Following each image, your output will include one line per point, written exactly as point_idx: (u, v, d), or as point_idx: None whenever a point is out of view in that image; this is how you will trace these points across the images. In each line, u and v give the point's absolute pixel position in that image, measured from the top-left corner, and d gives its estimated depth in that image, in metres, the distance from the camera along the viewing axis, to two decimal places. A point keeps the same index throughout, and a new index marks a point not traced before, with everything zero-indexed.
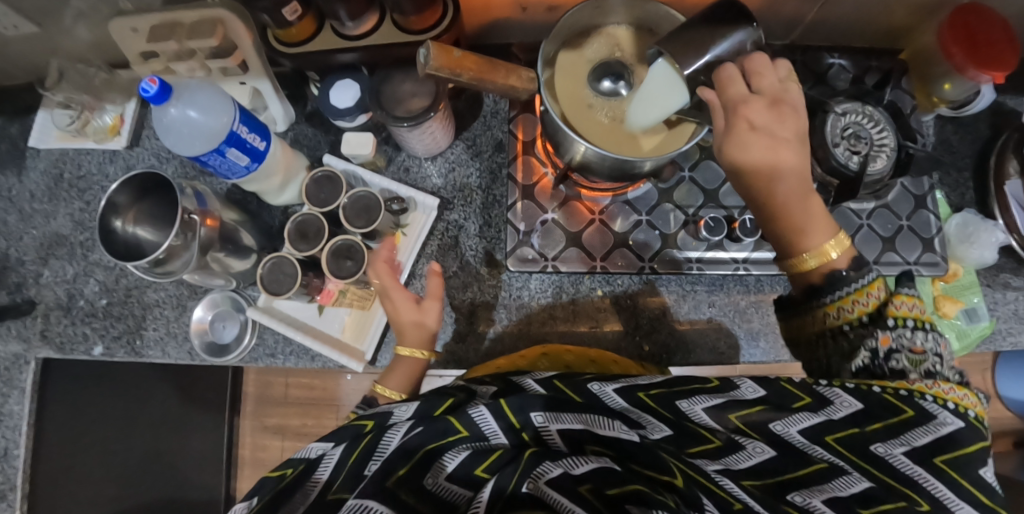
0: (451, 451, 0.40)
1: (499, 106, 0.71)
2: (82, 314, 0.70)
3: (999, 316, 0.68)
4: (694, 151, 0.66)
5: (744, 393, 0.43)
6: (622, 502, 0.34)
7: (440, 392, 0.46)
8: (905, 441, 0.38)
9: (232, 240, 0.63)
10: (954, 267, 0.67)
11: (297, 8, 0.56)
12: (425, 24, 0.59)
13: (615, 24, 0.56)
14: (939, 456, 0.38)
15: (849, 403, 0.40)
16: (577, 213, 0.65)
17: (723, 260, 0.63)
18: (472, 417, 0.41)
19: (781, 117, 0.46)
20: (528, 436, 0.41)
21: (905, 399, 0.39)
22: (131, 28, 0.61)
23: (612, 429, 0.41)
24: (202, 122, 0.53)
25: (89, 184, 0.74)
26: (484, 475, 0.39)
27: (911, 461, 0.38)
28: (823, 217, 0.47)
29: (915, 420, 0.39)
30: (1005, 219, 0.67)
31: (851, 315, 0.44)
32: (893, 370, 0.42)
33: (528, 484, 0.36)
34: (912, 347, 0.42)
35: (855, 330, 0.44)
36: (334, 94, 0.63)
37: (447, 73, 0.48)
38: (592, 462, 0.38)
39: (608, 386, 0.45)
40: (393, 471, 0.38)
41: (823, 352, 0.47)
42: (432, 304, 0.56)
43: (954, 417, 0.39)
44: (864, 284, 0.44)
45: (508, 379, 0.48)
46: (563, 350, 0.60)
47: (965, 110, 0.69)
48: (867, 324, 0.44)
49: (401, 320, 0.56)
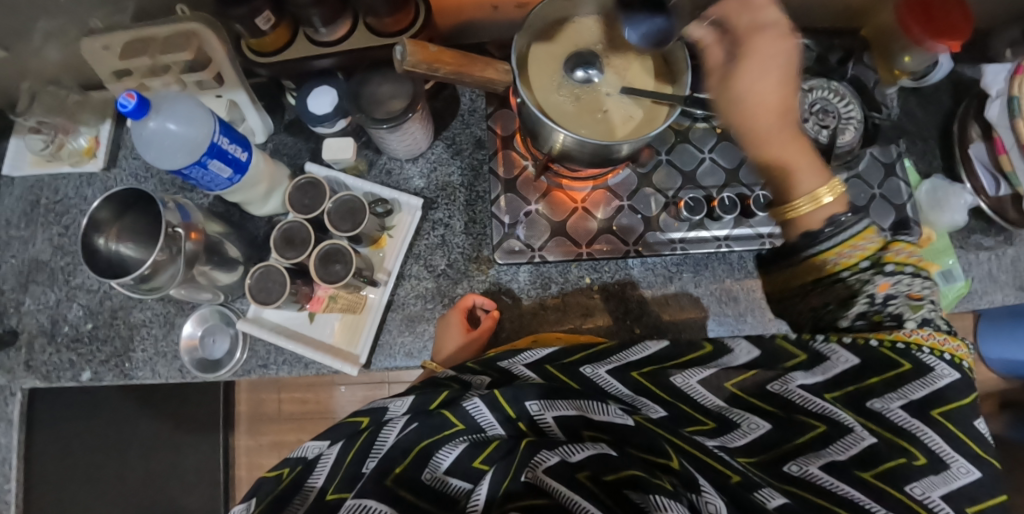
0: (447, 445, 0.40)
1: (476, 104, 0.71)
2: (67, 341, 0.69)
3: (974, 277, 0.71)
4: (669, 134, 0.66)
5: (738, 355, 0.46)
6: (621, 488, 0.35)
7: (435, 384, 0.46)
8: (902, 395, 0.41)
9: (217, 252, 0.64)
10: (926, 231, 0.69)
11: (270, 17, 0.57)
12: (398, 27, 0.61)
13: (584, 15, 0.57)
14: (935, 408, 0.40)
15: (847, 359, 0.42)
16: (559, 203, 0.64)
17: (705, 239, 0.64)
18: (467, 410, 0.42)
19: (755, 48, 0.45)
20: (524, 425, 0.41)
21: (903, 352, 0.41)
22: (104, 46, 0.61)
23: (606, 413, 0.41)
24: (183, 133, 0.52)
25: (67, 208, 0.73)
26: (482, 466, 0.39)
27: (908, 414, 0.40)
28: (814, 159, 0.46)
29: (912, 373, 0.41)
30: (973, 183, 0.70)
31: (863, 253, 0.45)
32: (890, 313, 0.44)
33: (527, 473, 0.36)
34: (910, 293, 0.45)
35: (856, 275, 0.45)
36: (310, 101, 0.63)
37: (425, 68, 0.47)
38: (590, 448, 0.38)
39: (601, 368, 0.46)
40: (390, 470, 0.38)
41: (817, 301, 0.48)
42: (476, 338, 0.60)
43: (951, 368, 0.41)
44: (860, 228, 0.45)
45: (497, 364, 0.49)
46: (552, 336, 0.60)
47: (925, 81, 0.72)
48: (868, 268, 0.45)
49: (445, 333, 0.61)
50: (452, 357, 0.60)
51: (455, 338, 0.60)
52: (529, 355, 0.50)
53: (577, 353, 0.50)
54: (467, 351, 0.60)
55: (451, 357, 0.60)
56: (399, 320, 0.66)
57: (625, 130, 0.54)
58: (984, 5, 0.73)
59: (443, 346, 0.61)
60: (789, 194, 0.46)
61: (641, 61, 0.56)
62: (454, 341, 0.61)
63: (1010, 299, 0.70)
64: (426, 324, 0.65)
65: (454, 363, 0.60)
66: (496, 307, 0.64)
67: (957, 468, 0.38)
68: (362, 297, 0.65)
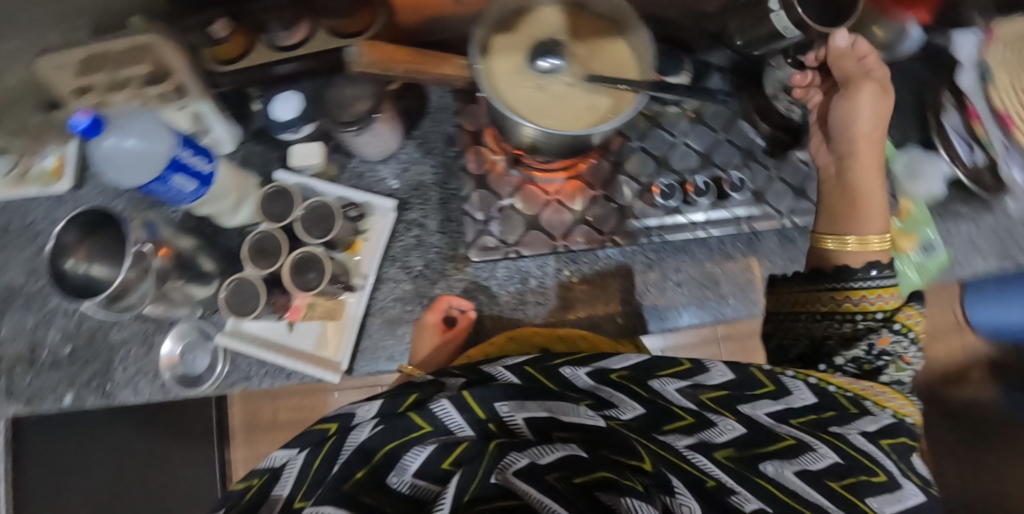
0: (416, 446, 0.38)
1: (446, 100, 0.69)
2: (46, 365, 0.68)
3: (954, 246, 0.71)
4: (640, 120, 0.65)
5: (714, 376, 0.44)
6: (593, 490, 0.35)
7: (406, 387, 0.44)
8: (858, 427, 0.43)
9: (189, 267, 0.64)
10: (905, 203, 0.69)
11: (226, 24, 0.56)
12: (359, 25, 0.59)
13: (545, 4, 0.56)
14: (887, 440, 0.42)
15: (805, 397, 0.44)
16: (532, 196, 0.63)
17: (682, 225, 0.63)
18: (434, 412, 0.40)
19: (884, 96, 0.52)
20: (494, 428, 0.40)
21: (856, 400, 0.46)
22: (59, 64, 0.59)
23: (577, 415, 0.40)
24: (142, 149, 0.51)
25: (38, 231, 0.72)
26: (450, 468, 0.37)
27: (865, 439, 0.42)
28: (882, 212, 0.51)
29: (857, 414, 0.45)
30: (949, 152, 0.68)
31: (880, 305, 0.47)
32: (877, 363, 0.49)
33: (498, 475, 0.35)
34: (902, 356, 0.49)
35: (871, 321, 0.48)
36: (274, 107, 0.62)
37: (380, 68, 0.46)
38: (560, 450, 0.38)
39: (580, 370, 0.44)
40: (351, 475, 0.36)
41: (822, 330, 0.49)
42: (454, 338, 0.61)
43: (891, 421, 0.45)
44: (892, 280, 0.48)
45: (478, 367, 0.47)
46: (530, 331, 0.60)
47: (897, 50, 0.70)
48: (882, 321, 0.47)
49: (422, 336, 0.62)
50: (431, 359, 0.61)
51: (433, 344, 0.61)
52: (508, 358, 0.47)
53: (564, 354, 0.48)
54: (446, 355, 0.61)
55: (429, 363, 0.61)
56: (380, 323, 0.65)
57: (590, 117, 0.53)
58: None
59: (420, 348, 0.62)
60: (855, 229, 0.50)
61: (606, 47, 0.55)
62: (432, 344, 0.61)
63: (989, 266, 0.71)
64: (407, 327, 0.65)
65: (434, 367, 0.61)
66: (472, 307, 0.63)
67: (908, 489, 0.39)
68: (340, 302, 0.64)
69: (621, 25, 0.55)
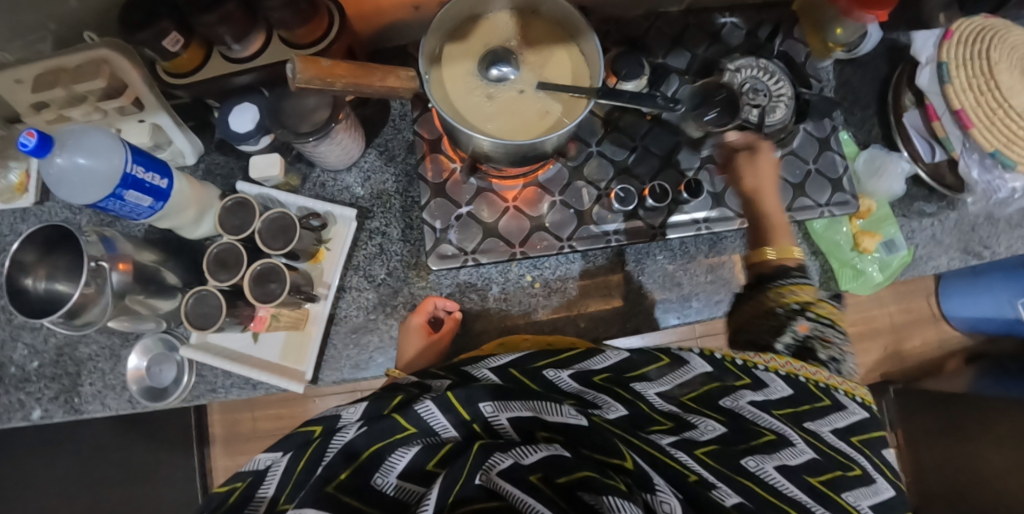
0: (400, 448, 0.37)
1: (407, 109, 0.71)
2: (14, 381, 0.68)
3: (917, 243, 0.71)
4: (599, 125, 0.66)
5: (693, 368, 0.45)
6: (575, 490, 0.34)
7: (392, 389, 0.43)
8: (830, 422, 0.46)
9: (154, 280, 0.63)
10: (867, 202, 0.69)
11: (178, 38, 0.55)
12: (312, 37, 0.58)
13: (497, 11, 0.56)
14: (856, 435, 0.46)
15: (782, 389, 0.46)
16: (492, 203, 0.63)
17: (641, 229, 0.63)
18: (418, 413, 0.38)
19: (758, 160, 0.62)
20: (479, 428, 0.39)
21: (825, 390, 0.47)
22: (16, 80, 0.59)
23: (559, 414, 0.39)
24: (93, 168, 0.51)
25: (3, 246, 0.72)
26: (435, 469, 0.37)
27: (836, 436, 0.45)
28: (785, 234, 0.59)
29: (832, 406, 0.47)
30: (910, 150, 0.69)
31: (794, 298, 0.54)
32: (809, 348, 0.50)
33: (481, 476, 0.35)
34: (823, 337, 0.51)
35: (790, 311, 0.53)
36: (232, 118, 0.62)
37: (320, 83, 0.47)
38: (542, 450, 0.37)
39: (563, 372, 0.44)
40: (333, 477, 0.35)
41: (758, 329, 0.54)
42: (439, 340, 0.61)
43: (859, 408, 0.48)
44: (798, 281, 0.55)
45: (460, 369, 0.46)
46: (518, 338, 0.61)
47: (858, 52, 0.70)
48: (798, 309, 0.53)
49: (406, 340, 0.62)
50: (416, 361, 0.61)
51: (419, 348, 0.61)
52: (494, 359, 0.46)
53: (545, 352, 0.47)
54: (431, 356, 0.61)
55: (414, 365, 0.61)
56: (344, 333, 0.65)
57: (543, 124, 0.53)
58: None
59: (406, 351, 0.61)
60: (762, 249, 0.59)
61: (557, 54, 0.55)
62: (417, 348, 0.61)
63: (953, 262, 0.71)
64: (370, 335, 0.65)
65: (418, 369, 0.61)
66: (457, 308, 0.64)
67: (875, 482, 0.44)
68: (306, 311, 0.64)
69: (571, 30, 0.55)
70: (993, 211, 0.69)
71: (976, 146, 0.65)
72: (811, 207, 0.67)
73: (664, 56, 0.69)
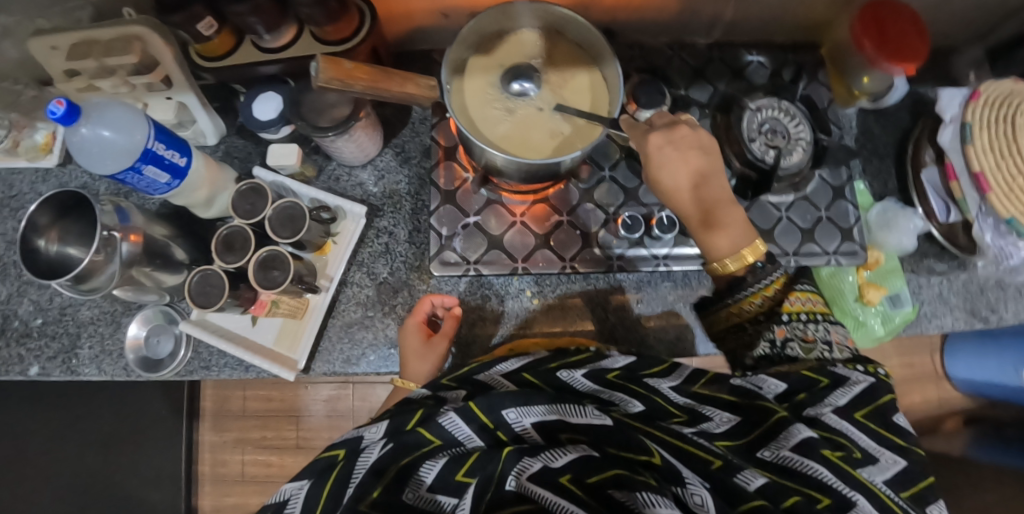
0: (428, 460, 0.37)
1: (427, 114, 0.72)
2: (16, 336, 0.69)
3: (924, 300, 0.70)
4: (614, 150, 0.66)
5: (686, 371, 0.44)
6: (606, 488, 0.33)
7: (408, 404, 0.43)
8: (830, 402, 0.40)
9: (161, 254, 0.64)
10: (876, 254, 0.69)
11: (212, 23, 0.56)
12: (341, 35, 0.59)
13: (523, 29, 0.56)
14: (860, 411, 0.40)
15: (775, 385, 0.41)
16: (500, 215, 0.64)
17: (644, 257, 0.64)
18: (441, 425, 0.38)
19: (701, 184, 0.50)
20: (503, 435, 0.38)
21: (820, 369, 0.42)
22: (52, 46, 0.61)
23: (584, 415, 0.38)
24: (114, 140, 0.53)
25: (21, 203, 0.73)
26: (465, 480, 0.35)
27: (840, 417, 0.39)
28: (742, 223, 0.49)
29: (831, 385, 0.41)
30: (925, 208, 0.69)
31: (755, 308, 0.47)
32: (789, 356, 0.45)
33: (512, 481, 0.34)
34: (805, 336, 0.46)
35: (755, 326, 0.47)
36: (257, 106, 0.64)
37: (339, 84, 0.49)
38: (572, 451, 0.35)
39: (576, 372, 0.44)
40: (366, 496, 0.34)
41: (730, 346, 0.49)
42: (441, 342, 0.60)
43: (863, 375, 0.42)
44: (759, 287, 0.47)
45: (473, 378, 0.46)
46: (529, 343, 0.60)
47: (882, 102, 0.70)
48: (764, 320, 0.47)
49: (409, 350, 0.60)
50: (430, 367, 0.60)
51: (423, 353, 0.60)
52: (506, 365, 0.47)
53: (558, 356, 0.47)
54: (436, 358, 0.60)
55: (423, 371, 0.59)
56: (338, 327, 0.66)
57: (557, 146, 0.53)
58: (944, 26, 0.72)
59: (408, 361, 0.60)
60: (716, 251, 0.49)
61: (578, 77, 0.55)
62: (420, 356, 0.60)
63: (959, 323, 0.70)
64: (365, 332, 0.66)
65: (426, 373, 0.60)
66: (456, 303, 0.62)
67: (885, 459, 0.37)
68: (305, 301, 0.65)
69: (596, 56, 0.55)
70: (1004, 278, 0.68)
71: (992, 211, 0.63)
72: (818, 254, 0.66)
73: (686, 87, 0.70)
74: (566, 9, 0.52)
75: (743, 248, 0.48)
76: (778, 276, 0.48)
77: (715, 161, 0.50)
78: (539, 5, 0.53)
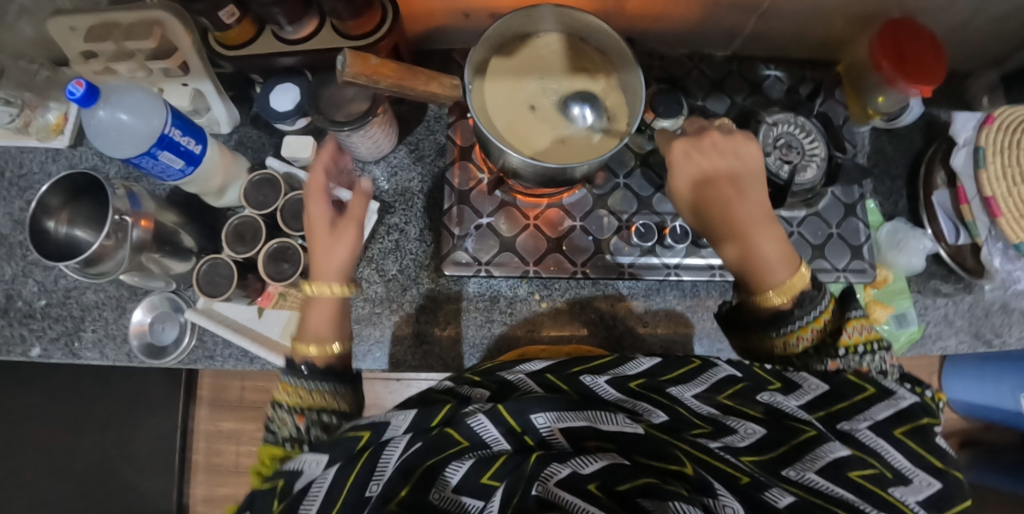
0: (455, 461, 0.37)
1: (443, 112, 0.71)
2: (19, 316, 0.69)
3: (929, 321, 0.71)
4: (629, 158, 0.66)
5: (720, 372, 0.44)
6: (633, 497, 0.33)
7: (429, 399, 0.43)
8: (867, 417, 0.40)
9: (170, 241, 0.64)
10: (883, 272, 0.69)
11: (234, 12, 0.56)
12: (363, 29, 0.59)
13: (546, 32, 0.57)
14: (899, 428, 0.40)
15: (816, 386, 0.42)
16: (514, 218, 0.64)
17: (655, 266, 0.64)
18: (470, 426, 0.38)
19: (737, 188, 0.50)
20: (530, 439, 0.38)
21: (867, 379, 0.43)
22: (70, 27, 0.60)
23: (615, 423, 0.38)
24: (132, 125, 0.52)
25: (30, 183, 0.73)
26: (491, 483, 0.35)
27: (875, 435, 0.39)
28: (784, 253, 0.48)
29: (877, 396, 0.42)
30: (933, 228, 0.69)
31: (802, 344, 0.47)
32: None
33: (538, 486, 0.34)
34: (859, 368, 0.45)
35: (803, 358, 0.48)
36: (274, 97, 0.64)
37: (365, 80, 0.49)
38: (601, 459, 0.35)
39: (600, 377, 0.43)
40: (394, 495, 0.35)
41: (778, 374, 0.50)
42: (349, 225, 0.52)
43: (910, 392, 0.42)
44: (808, 320, 0.47)
45: (498, 374, 0.46)
46: (537, 350, 0.60)
47: (897, 122, 0.70)
48: (813, 353, 0.47)
49: (316, 237, 0.52)
50: (344, 260, 0.52)
51: (331, 242, 0.52)
52: (529, 365, 0.47)
53: (581, 361, 0.47)
54: (346, 244, 0.52)
55: (337, 263, 0.52)
56: None
57: (570, 151, 0.53)
58: (963, 49, 0.72)
59: (318, 255, 0.52)
60: (762, 286, 0.48)
61: (599, 84, 0.55)
62: (327, 245, 0.52)
63: (962, 346, 0.71)
64: (371, 328, 0.65)
65: (341, 265, 0.52)
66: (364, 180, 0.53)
67: (919, 481, 0.37)
68: None
69: (616, 65, 0.56)
70: (1009, 301, 0.69)
71: (1002, 235, 0.63)
72: (828, 271, 0.67)
73: (704, 98, 0.70)
74: (591, 15, 0.52)
75: (783, 275, 0.47)
76: (827, 304, 0.48)
77: (745, 164, 0.51)
78: (564, 10, 0.53)
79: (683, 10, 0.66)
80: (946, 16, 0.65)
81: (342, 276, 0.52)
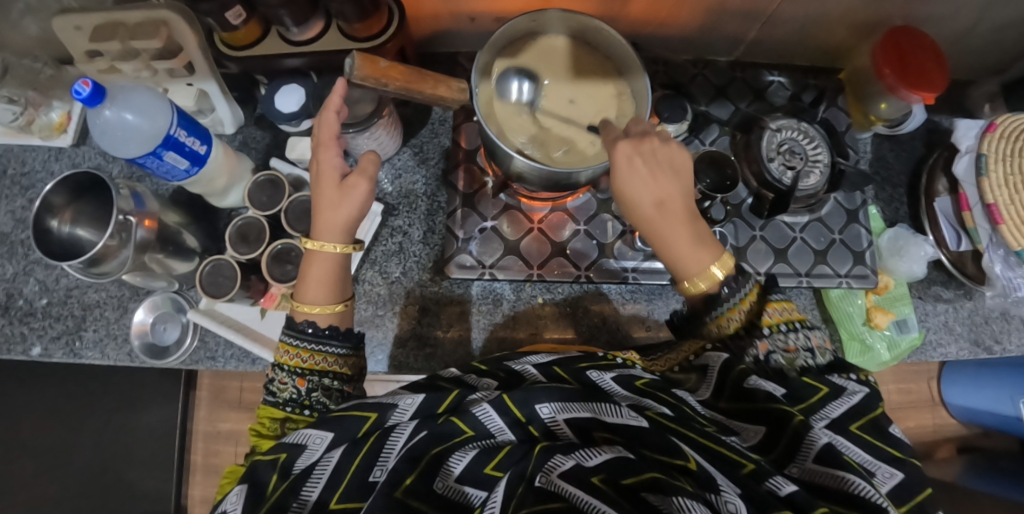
0: (458, 451, 0.37)
1: (447, 115, 0.72)
2: (20, 314, 0.69)
3: (930, 327, 0.71)
4: None
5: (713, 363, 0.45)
6: (639, 491, 0.33)
7: (434, 386, 0.43)
8: (824, 416, 0.40)
9: (173, 241, 0.65)
10: (884, 279, 0.70)
11: (240, 12, 0.56)
12: (370, 31, 0.59)
13: (551, 34, 0.57)
14: (855, 424, 0.39)
15: (774, 388, 0.42)
16: (519, 221, 0.64)
17: (658, 270, 0.64)
18: (475, 416, 0.38)
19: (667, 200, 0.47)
20: (535, 430, 0.38)
21: (821, 379, 0.43)
22: (75, 26, 0.60)
23: (620, 415, 0.38)
24: (137, 124, 0.52)
25: (33, 181, 0.73)
26: (495, 473, 0.36)
27: (834, 433, 0.38)
28: (710, 239, 0.48)
29: (830, 394, 0.41)
30: (935, 235, 0.70)
31: (733, 324, 0.47)
32: (774, 369, 0.45)
33: (540, 478, 0.34)
34: (786, 347, 0.46)
35: (734, 341, 0.47)
36: (279, 99, 0.62)
37: (373, 82, 0.49)
38: (606, 452, 0.35)
39: (606, 375, 0.43)
40: (400, 482, 0.36)
41: None
42: (358, 182, 0.50)
43: (859, 385, 0.43)
44: (735, 301, 0.47)
45: (505, 365, 0.47)
46: (548, 348, 0.61)
47: (899, 129, 0.72)
48: (744, 334, 0.47)
49: (321, 191, 0.50)
50: (350, 216, 0.50)
51: (338, 199, 0.50)
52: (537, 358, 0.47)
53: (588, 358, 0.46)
54: (351, 201, 0.50)
55: (344, 217, 0.50)
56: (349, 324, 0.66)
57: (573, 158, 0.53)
58: (965, 58, 0.73)
59: (320, 212, 0.50)
60: (684, 273, 0.48)
61: (604, 89, 0.56)
62: (332, 202, 0.50)
63: (963, 353, 0.71)
64: (373, 330, 0.65)
65: (343, 222, 0.50)
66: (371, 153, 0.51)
67: (881, 473, 0.37)
68: None
69: (622, 71, 0.56)
70: (1008, 309, 0.69)
71: (1003, 242, 0.64)
72: (830, 276, 0.67)
73: (707, 104, 0.71)
74: (597, 20, 0.52)
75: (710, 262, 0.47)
76: (752, 287, 0.48)
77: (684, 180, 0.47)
78: (569, 13, 0.53)
79: (688, 17, 0.66)
80: (950, 24, 0.66)
81: (348, 236, 0.52)
